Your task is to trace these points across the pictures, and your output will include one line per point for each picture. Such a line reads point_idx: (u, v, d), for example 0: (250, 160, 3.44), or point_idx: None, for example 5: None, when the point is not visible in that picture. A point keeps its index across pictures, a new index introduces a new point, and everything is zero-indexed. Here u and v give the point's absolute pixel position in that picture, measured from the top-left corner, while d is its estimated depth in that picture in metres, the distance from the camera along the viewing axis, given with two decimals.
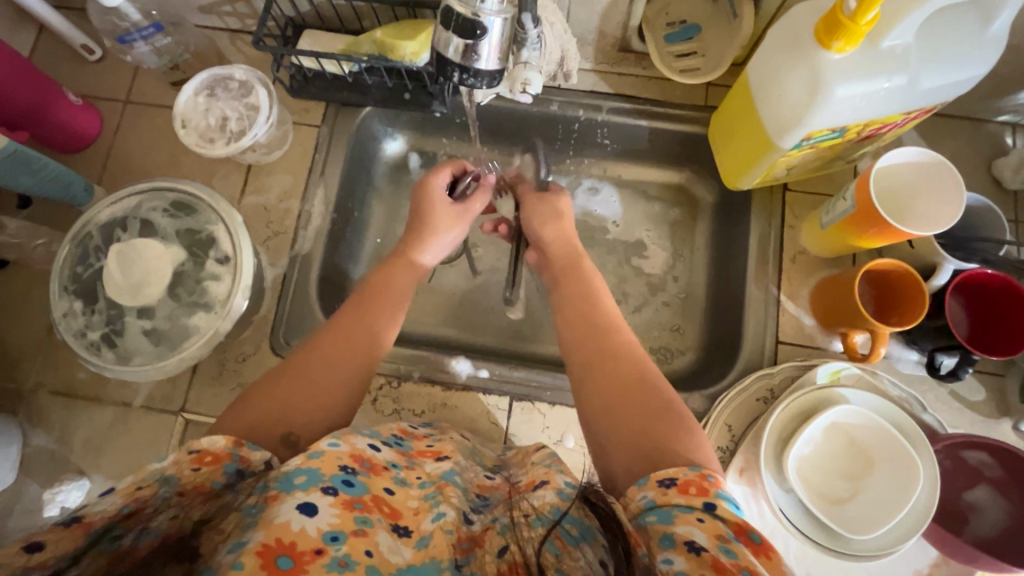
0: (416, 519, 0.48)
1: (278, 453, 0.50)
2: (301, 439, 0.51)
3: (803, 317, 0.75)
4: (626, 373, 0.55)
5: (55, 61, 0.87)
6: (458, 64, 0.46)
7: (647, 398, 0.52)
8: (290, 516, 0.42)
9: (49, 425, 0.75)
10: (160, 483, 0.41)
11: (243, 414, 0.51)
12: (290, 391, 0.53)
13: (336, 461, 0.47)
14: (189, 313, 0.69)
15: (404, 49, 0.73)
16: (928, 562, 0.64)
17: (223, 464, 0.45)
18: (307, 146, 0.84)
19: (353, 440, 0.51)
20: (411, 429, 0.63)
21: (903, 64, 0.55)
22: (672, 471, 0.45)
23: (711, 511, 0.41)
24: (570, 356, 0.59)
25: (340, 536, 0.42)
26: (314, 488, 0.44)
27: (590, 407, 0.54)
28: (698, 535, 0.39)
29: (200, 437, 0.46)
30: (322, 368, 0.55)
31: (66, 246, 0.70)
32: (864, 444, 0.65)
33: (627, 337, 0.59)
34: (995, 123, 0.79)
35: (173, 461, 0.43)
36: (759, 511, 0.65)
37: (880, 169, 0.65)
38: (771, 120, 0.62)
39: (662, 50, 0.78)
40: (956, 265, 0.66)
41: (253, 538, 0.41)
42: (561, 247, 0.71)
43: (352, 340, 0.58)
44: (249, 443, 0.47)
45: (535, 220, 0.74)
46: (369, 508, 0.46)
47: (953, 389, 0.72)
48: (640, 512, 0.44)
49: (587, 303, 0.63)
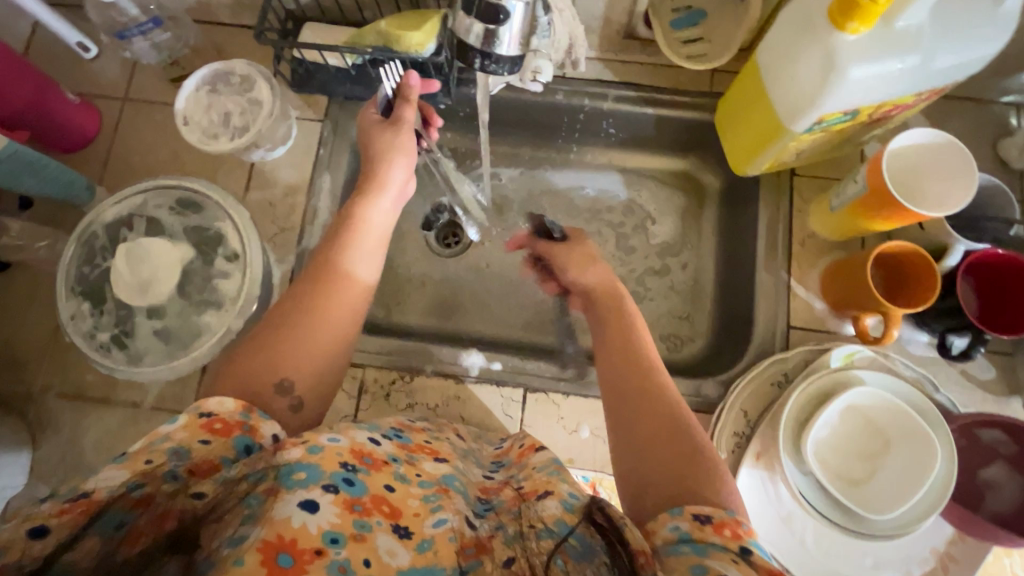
0: (416, 521, 0.48)
1: (276, 401, 0.52)
2: (295, 383, 0.53)
3: (813, 301, 0.75)
4: (662, 410, 0.55)
5: (49, 58, 0.86)
6: (479, 50, 0.44)
7: (681, 438, 0.52)
8: (291, 513, 0.43)
9: (59, 428, 0.74)
10: (170, 455, 0.42)
11: (232, 371, 0.52)
12: (276, 342, 0.54)
13: (336, 457, 0.48)
14: (200, 312, 0.68)
15: (409, 39, 0.72)
16: (944, 540, 0.65)
17: (234, 436, 0.46)
18: (310, 140, 0.84)
19: (353, 435, 0.52)
20: (408, 422, 0.62)
21: (917, 44, 0.55)
22: (708, 508, 0.45)
23: (746, 555, 0.40)
24: (606, 384, 0.60)
25: (340, 538, 0.44)
26: (314, 486, 0.45)
27: (625, 441, 0.54)
28: (730, 570, 0.39)
29: (210, 401, 0.47)
30: (311, 316, 0.56)
31: (72, 245, 0.69)
32: (881, 425, 0.65)
33: (665, 373, 0.59)
34: (1000, 103, 0.79)
35: (184, 425, 0.44)
36: (777, 495, 0.66)
37: (893, 150, 0.65)
38: (783, 103, 0.62)
39: (669, 36, 0.76)
40: (967, 246, 0.66)
41: (255, 533, 0.42)
42: (603, 287, 0.71)
43: (333, 286, 0.59)
44: (258, 411, 0.48)
45: (571, 267, 0.75)
46: (369, 511, 0.46)
47: (963, 368, 0.72)
48: (670, 543, 0.43)
49: (628, 337, 0.63)
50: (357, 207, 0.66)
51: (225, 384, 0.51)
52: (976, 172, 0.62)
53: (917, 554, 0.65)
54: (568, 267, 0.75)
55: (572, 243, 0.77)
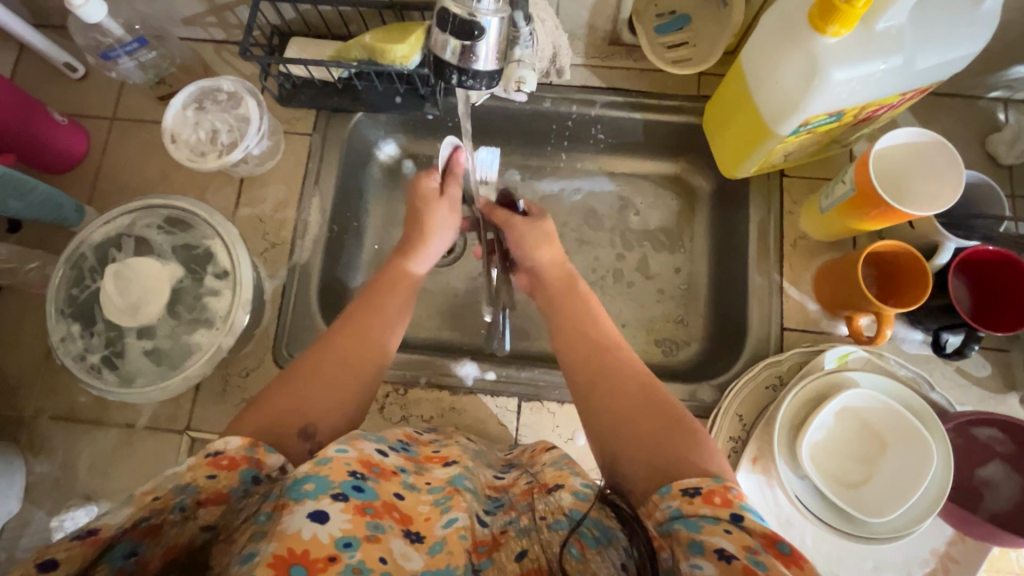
0: (427, 525, 0.48)
1: (297, 446, 0.51)
2: (318, 430, 0.53)
3: (807, 303, 0.75)
4: (633, 390, 0.55)
5: (37, 81, 0.86)
6: (456, 66, 0.44)
7: (656, 412, 0.53)
8: (300, 525, 0.41)
9: (52, 452, 0.74)
10: (177, 490, 0.41)
11: (254, 414, 0.51)
12: (302, 387, 0.54)
13: (344, 466, 0.47)
14: (190, 330, 0.67)
15: (393, 52, 0.72)
16: (944, 540, 0.64)
17: (240, 470, 0.45)
18: (299, 155, 0.84)
19: (360, 446, 0.51)
20: (416, 434, 0.62)
21: (899, 45, 0.55)
22: (696, 479, 0.45)
23: (738, 522, 0.40)
24: (573, 374, 0.60)
25: (353, 541, 0.43)
26: (323, 496, 0.44)
27: (603, 427, 0.54)
28: (725, 543, 0.39)
29: (216, 440, 0.46)
30: (337, 363, 0.57)
31: (61, 268, 0.69)
32: (876, 427, 0.64)
33: (628, 354, 0.60)
34: (987, 99, 0.79)
35: (190, 466, 0.43)
36: (775, 500, 0.65)
37: (879, 151, 0.65)
38: (769, 107, 0.62)
39: (654, 41, 0.77)
40: (958, 244, 0.66)
41: (266, 548, 0.40)
42: (556, 272, 0.71)
43: (359, 334, 0.60)
44: (265, 444, 0.47)
45: (527, 243, 0.72)
46: (380, 514, 0.46)
47: (959, 366, 0.72)
48: (664, 521, 0.44)
49: (586, 323, 0.64)
50: (403, 266, 0.69)
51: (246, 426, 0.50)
52: (960, 176, 0.62)
53: (917, 555, 0.64)
54: (524, 243, 0.72)
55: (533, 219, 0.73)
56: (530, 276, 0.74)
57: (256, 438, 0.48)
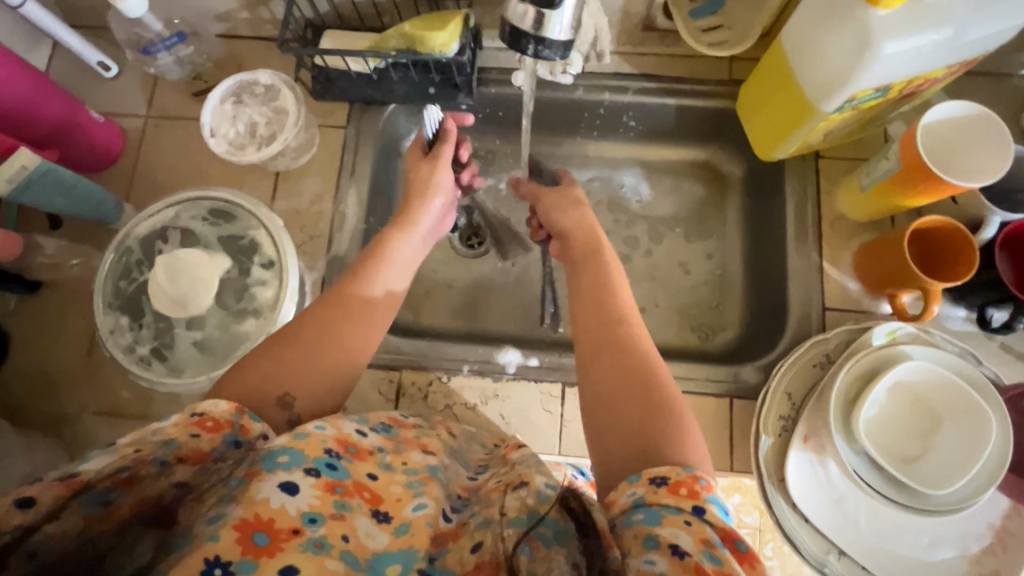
0: (397, 506, 0.47)
1: (274, 414, 0.51)
2: (296, 400, 0.53)
3: (847, 282, 0.75)
4: (632, 368, 0.55)
5: (73, 80, 0.86)
6: (533, 35, 0.44)
7: (647, 396, 0.53)
8: (270, 494, 0.41)
9: (97, 447, 0.74)
10: (159, 444, 0.42)
11: (238, 376, 0.52)
12: (287, 356, 0.54)
13: (320, 443, 0.47)
14: (239, 320, 0.68)
15: (434, 40, 0.72)
16: (1000, 514, 0.64)
17: (224, 433, 0.46)
18: (334, 147, 0.84)
19: (340, 425, 0.51)
20: (400, 416, 0.61)
21: (950, 16, 0.55)
22: (665, 469, 0.46)
23: (700, 515, 0.42)
24: (580, 344, 0.59)
25: (318, 518, 0.42)
26: (296, 468, 0.44)
27: (594, 403, 0.54)
28: (682, 538, 0.40)
29: (206, 402, 0.46)
30: (326, 337, 0.56)
31: (107, 261, 0.69)
32: (930, 402, 0.64)
33: (639, 330, 0.59)
34: (1020, 76, 0.80)
35: (175, 423, 0.44)
36: (827, 476, 0.66)
37: (926, 125, 0.65)
38: (814, 85, 0.62)
39: (690, 25, 0.77)
40: (1003, 217, 0.66)
41: (232, 511, 0.40)
42: (583, 234, 0.71)
43: (352, 312, 0.59)
44: (251, 413, 0.48)
45: (556, 209, 0.76)
46: (349, 493, 0.45)
47: (1004, 341, 0.72)
48: (626, 509, 0.44)
49: (604, 293, 0.63)
50: (391, 240, 0.67)
51: (230, 389, 0.51)
52: (1010, 145, 0.62)
53: (972, 530, 0.64)
54: (554, 208, 0.76)
55: (563, 187, 0.78)
56: (559, 244, 0.74)
57: (242, 406, 0.48)
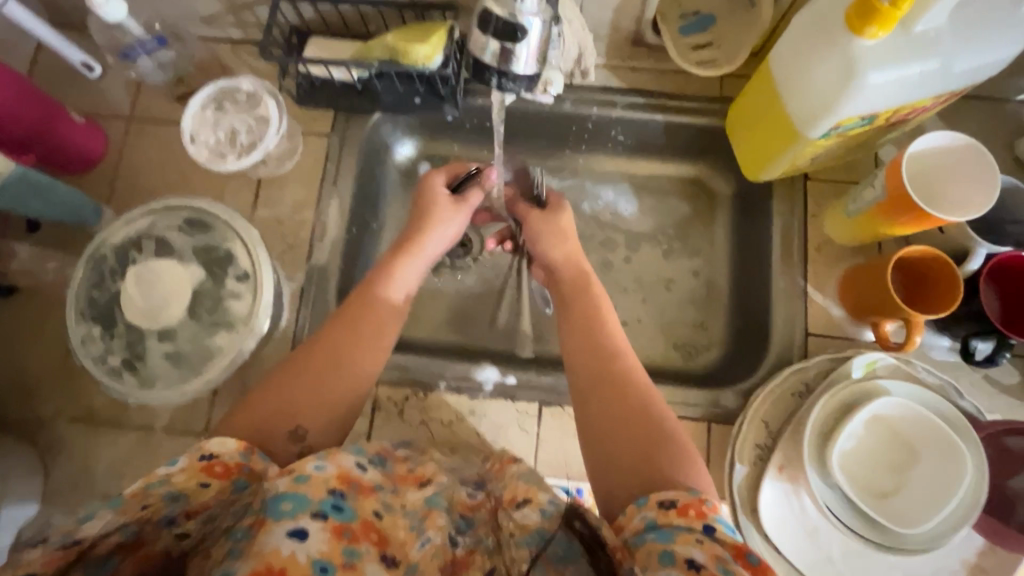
0: (402, 547, 0.46)
1: (285, 449, 0.51)
2: (308, 433, 0.52)
3: (831, 308, 0.74)
4: (630, 397, 0.55)
5: (56, 80, 0.85)
6: (495, 68, 0.45)
7: (647, 423, 0.52)
8: (280, 543, 0.40)
9: (71, 454, 0.73)
10: (166, 499, 0.42)
11: (248, 410, 0.52)
12: (295, 390, 0.54)
13: (323, 484, 0.45)
14: (211, 334, 0.67)
15: (416, 53, 0.71)
16: (974, 551, 0.63)
17: (234, 478, 0.45)
18: (318, 155, 0.83)
19: (340, 459, 0.48)
20: (389, 447, 0.58)
21: (937, 48, 0.54)
22: (672, 492, 0.45)
23: (711, 533, 0.41)
24: (574, 373, 0.59)
25: (329, 566, 0.40)
26: (302, 514, 0.42)
27: (595, 433, 0.54)
28: (696, 552, 0.40)
29: (213, 442, 0.46)
30: (333, 368, 0.56)
31: (81, 269, 0.68)
32: (909, 437, 0.63)
33: (631, 358, 0.59)
34: (1015, 101, 0.78)
35: (184, 467, 0.43)
36: (801, 508, 0.65)
37: (912, 155, 0.64)
38: (798, 110, 0.61)
39: (679, 42, 0.76)
40: (990, 249, 0.65)
41: (243, 566, 0.39)
42: (572, 270, 0.70)
43: (358, 340, 0.59)
44: (259, 453, 0.47)
45: (544, 239, 0.73)
46: (358, 537, 0.43)
47: (987, 373, 0.71)
48: (638, 532, 0.44)
49: (593, 322, 0.63)
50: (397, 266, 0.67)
51: (239, 423, 0.51)
52: (993, 190, 0.61)
53: (947, 566, 0.63)
54: (541, 238, 0.73)
55: (549, 212, 0.74)
56: (548, 274, 0.73)
57: (250, 444, 0.48)
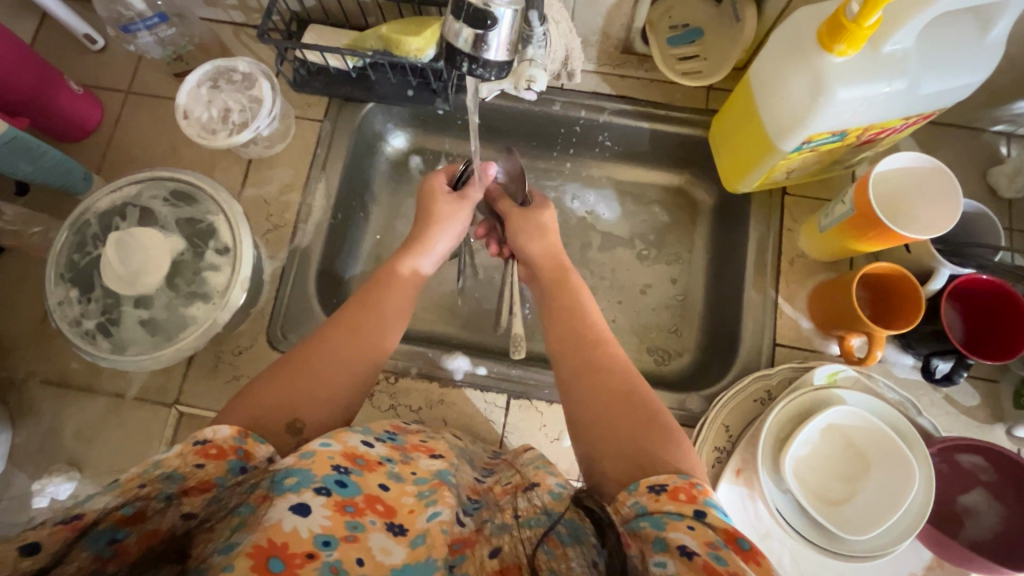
0: (411, 517, 0.47)
1: (284, 441, 0.50)
2: (306, 427, 0.52)
3: (801, 320, 0.76)
4: (616, 386, 0.55)
5: (57, 50, 0.87)
6: (468, 54, 0.46)
7: (635, 410, 0.53)
8: (281, 518, 0.42)
9: (41, 415, 0.74)
10: (163, 478, 0.41)
11: (249, 400, 0.52)
12: (297, 383, 0.53)
13: (327, 461, 0.46)
14: (187, 304, 0.68)
15: (408, 44, 0.73)
16: (922, 565, 0.65)
17: (228, 459, 0.45)
18: (309, 140, 0.85)
19: (345, 438, 0.50)
20: (403, 425, 0.61)
21: (903, 69, 0.56)
22: (663, 477, 0.45)
23: (701, 518, 0.41)
24: (560, 366, 0.60)
25: (332, 540, 0.42)
26: (305, 489, 0.43)
27: (583, 422, 0.54)
28: (688, 539, 0.39)
29: (206, 429, 0.45)
30: (335, 362, 0.56)
31: (63, 233, 0.69)
32: (862, 446, 0.65)
33: (616, 350, 0.60)
34: (990, 132, 0.80)
35: (178, 452, 0.42)
36: (755, 513, 0.66)
37: (879, 175, 0.66)
38: (772, 123, 0.63)
39: (666, 52, 0.79)
40: (953, 271, 0.66)
41: (245, 539, 0.40)
42: (549, 262, 0.71)
43: (361, 335, 0.59)
44: (256, 436, 0.47)
45: (522, 235, 0.73)
46: (361, 511, 0.45)
47: (948, 394, 0.72)
48: (631, 518, 0.44)
49: (577, 316, 0.64)
50: (399, 264, 0.68)
51: (237, 414, 0.51)
52: (958, 210, 0.62)
53: None
54: (519, 234, 0.73)
55: (530, 210, 0.75)
56: (528, 270, 0.74)
57: (246, 428, 0.47)
